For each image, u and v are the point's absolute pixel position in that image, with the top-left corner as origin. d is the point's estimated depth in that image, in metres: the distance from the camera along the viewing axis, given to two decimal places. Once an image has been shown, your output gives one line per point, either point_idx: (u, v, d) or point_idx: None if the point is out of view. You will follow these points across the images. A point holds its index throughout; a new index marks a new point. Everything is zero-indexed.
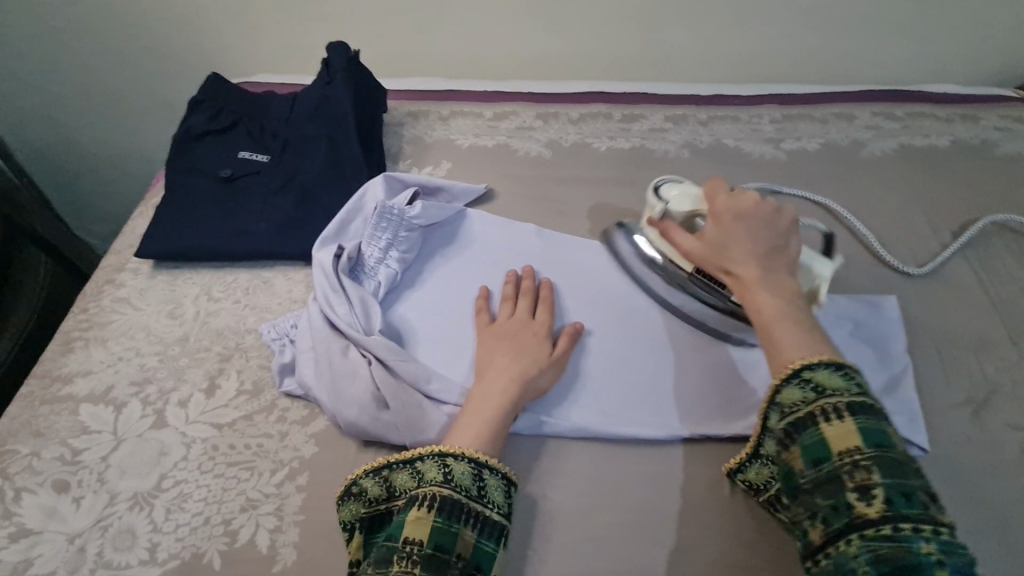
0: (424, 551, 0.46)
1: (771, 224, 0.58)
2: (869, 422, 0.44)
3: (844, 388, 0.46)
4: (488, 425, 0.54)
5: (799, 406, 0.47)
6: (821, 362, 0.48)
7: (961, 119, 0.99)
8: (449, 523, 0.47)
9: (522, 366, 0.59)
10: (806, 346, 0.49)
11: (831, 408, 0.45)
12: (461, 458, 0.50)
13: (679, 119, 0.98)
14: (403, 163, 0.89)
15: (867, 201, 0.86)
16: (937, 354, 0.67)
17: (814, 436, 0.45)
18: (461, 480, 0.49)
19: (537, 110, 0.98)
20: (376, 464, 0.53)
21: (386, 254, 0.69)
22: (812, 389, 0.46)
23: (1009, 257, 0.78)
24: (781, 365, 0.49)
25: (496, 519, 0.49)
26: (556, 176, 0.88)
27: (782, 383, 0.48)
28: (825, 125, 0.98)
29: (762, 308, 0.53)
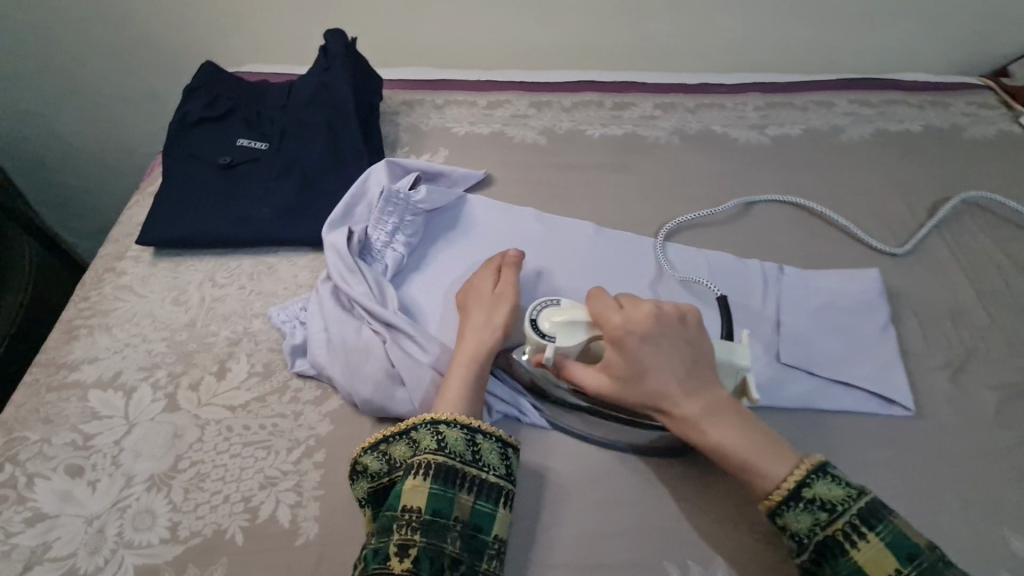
0: (423, 517, 0.48)
1: (674, 336, 0.54)
2: (889, 532, 0.47)
3: (846, 497, 0.48)
4: (463, 383, 0.55)
5: (817, 532, 0.48)
6: (812, 473, 0.49)
7: (931, 106, 1.04)
8: (446, 489, 0.49)
9: (474, 322, 0.60)
10: (778, 467, 0.50)
11: (849, 529, 0.47)
12: (453, 425, 0.52)
13: (668, 107, 1.01)
14: (400, 150, 0.89)
15: (848, 183, 0.90)
16: (918, 324, 0.71)
17: (848, 564, 0.47)
18: (454, 447, 0.51)
19: (531, 98, 1.00)
20: (373, 440, 0.53)
21: (392, 237, 0.70)
22: (822, 509, 0.48)
23: (979, 232, 0.83)
24: (764, 491, 0.50)
25: (494, 481, 0.51)
26: (553, 162, 0.90)
27: (785, 510, 0.49)
28: (806, 111, 1.02)
29: (725, 446, 0.51)
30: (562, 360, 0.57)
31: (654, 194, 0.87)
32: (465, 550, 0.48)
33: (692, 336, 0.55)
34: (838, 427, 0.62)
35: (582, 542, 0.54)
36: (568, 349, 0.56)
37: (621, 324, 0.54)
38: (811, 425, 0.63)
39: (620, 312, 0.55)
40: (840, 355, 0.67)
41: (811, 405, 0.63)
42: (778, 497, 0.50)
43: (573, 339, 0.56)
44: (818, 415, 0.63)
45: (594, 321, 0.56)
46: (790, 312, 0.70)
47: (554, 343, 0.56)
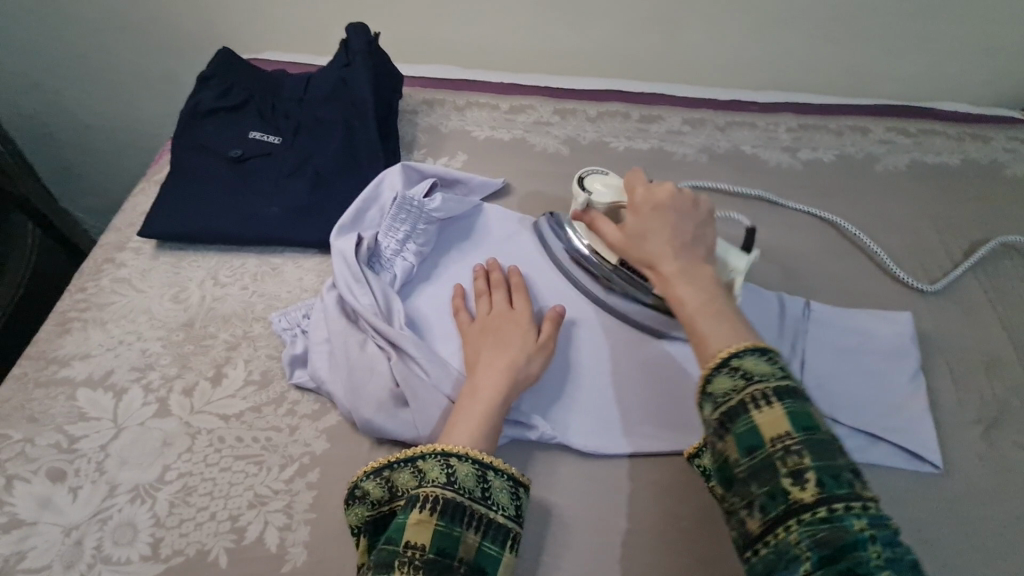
0: (426, 556, 0.44)
1: (682, 214, 0.59)
2: (797, 404, 0.42)
3: (771, 373, 0.44)
4: (486, 421, 0.52)
5: (730, 395, 0.44)
6: (747, 347, 0.46)
7: (971, 139, 1.00)
8: (452, 527, 0.46)
9: (509, 356, 0.58)
10: (734, 333, 0.48)
11: (760, 394, 0.43)
12: (463, 459, 0.49)
13: (697, 122, 0.97)
14: (417, 152, 0.86)
15: (882, 216, 0.86)
16: (949, 372, 0.68)
17: (746, 424, 0.42)
18: (465, 481, 0.48)
19: (555, 105, 0.97)
20: (376, 465, 0.51)
21: (403, 246, 0.67)
22: (741, 377, 0.44)
23: (1017, 277, 0.79)
24: (711, 355, 0.47)
25: (502, 522, 0.48)
26: (574, 174, 0.87)
27: (713, 372, 0.46)
28: (841, 136, 0.98)
29: (689, 303, 0.52)
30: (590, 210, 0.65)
31: None
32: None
33: (701, 221, 0.59)
34: None
35: None
36: (597, 202, 0.66)
37: (642, 189, 0.61)
38: None
39: (646, 185, 0.62)
40: (866, 402, 0.63)
41: None
42: (716, 362, 0.46)
43: (604, 196, 0.67)
44: None
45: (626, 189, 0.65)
46: (815, 353, 0.67)
47: (588, 194, 0.67)
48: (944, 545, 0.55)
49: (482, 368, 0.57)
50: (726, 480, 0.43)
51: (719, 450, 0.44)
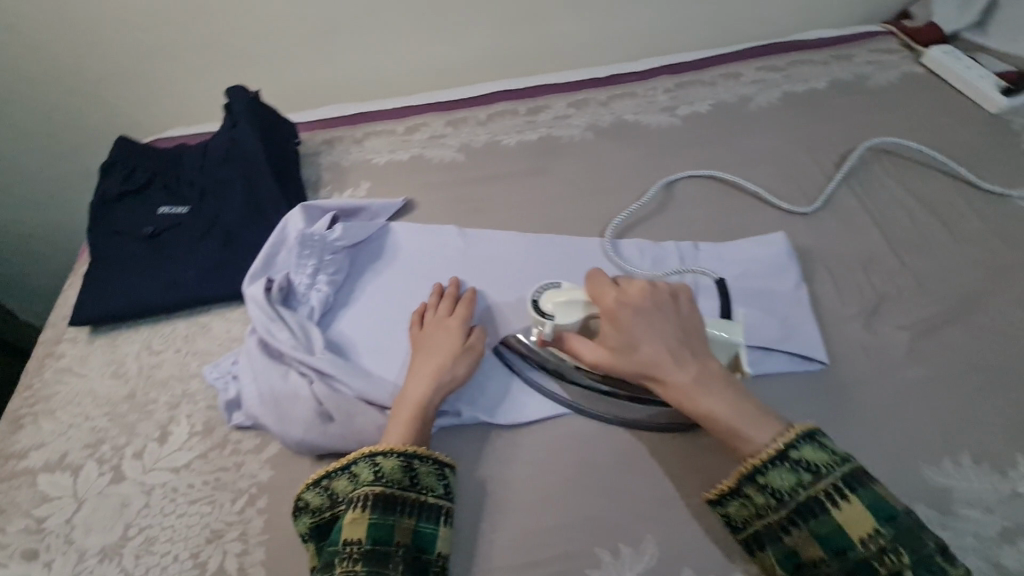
0: (363, 548, 0.50)
1: (668, 310, 0.60)
2: (868, 494, 0.49)
3: (831, 462, 0.51)
4: (414, 420, 0.58)
5: (798, 491, 0.51)
6: (799, 438, 0.52)
7: (836, 60, 1.07)
8: (385, 517, 0.52)
9: (438, 360, 0.62)
10: (767, 432, 0.54)
11: (833, 489, 0.50)
12: (389, 455, 0.55)
13: (581, 103, 1.04)
14: (323, 190, 0.92)
15: (760, 150, 0.93)
16: (830, 277, 0.74)
17: (827, 523, 0.49)
18: (392, 475, 0.54)
19: (447, 117, 1.03)
20: (316, 476, 0.56)
21: (314, 279, 0.72)
22: (806, 471, 0.51)
23: (886, 177, 0.85)
24: (750, 455, 0.53)
25: (433, 502, 0.54)
26: (471, 176, 0.92)
27: (771, 468, 0.52)
28: (715, 86, 1.04)
29: (717, 409, 0.55)
30: (562, 335, 0.62)
31: (576, 192, 0.89)
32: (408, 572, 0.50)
33: (684, 310, 0.61)
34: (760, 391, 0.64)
35: (521, 543, 0.56)
36: (565, 326, 0.62)
37: (614, 301, 0.60)
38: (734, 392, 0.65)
39: (615, 290, 0.61)
40: (759, 318, 0.68)
41: None
42: (764, 456, 0.53)
43: (570, 318, 0.62)
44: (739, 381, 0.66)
45: (591, 300, 0.62)
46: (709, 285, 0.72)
47: (553, 321, 0.62)
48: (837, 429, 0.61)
49: (413, 377, 0.62)
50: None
51: (799, 546, 0.50)
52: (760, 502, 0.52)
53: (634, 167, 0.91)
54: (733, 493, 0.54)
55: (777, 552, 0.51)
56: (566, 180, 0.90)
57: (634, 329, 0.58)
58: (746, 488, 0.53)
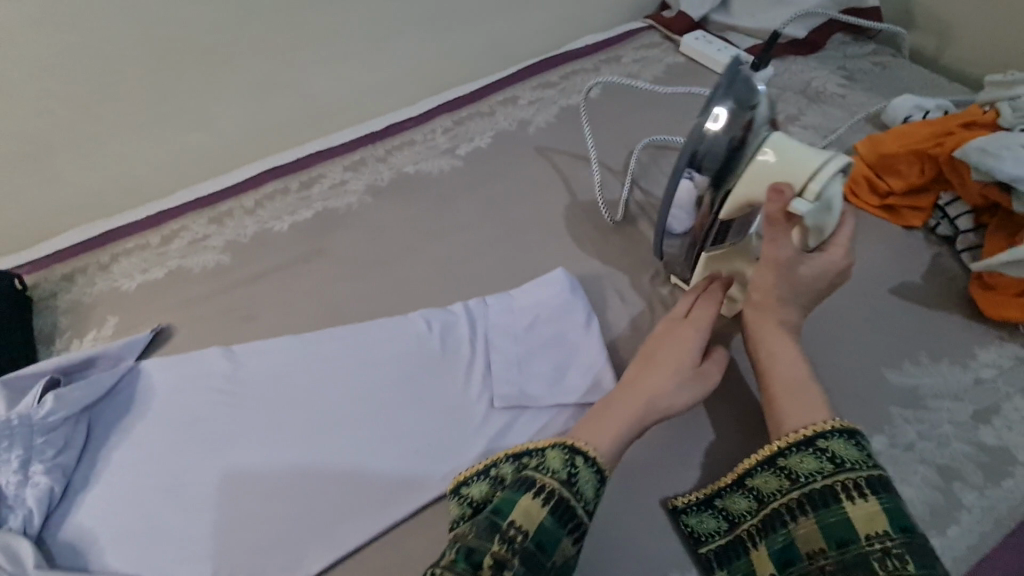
0: (524, 544, 0.47)
1: (826, 267, 0.59)
2: (889, 499, 0.47)
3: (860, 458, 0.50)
4: (620, 425, 0.56)
5: (816, 477, 0.51)
6: (836, 430, 0.52)
7: (605, 65, 1.07)
8: (557, 528, 0.48)
9: (671, 353, 0.61)
10: (806, 417, 0.54)
11: (852, 483, 0.49)
12: (588, 462, 0.52)
13: (358, 164, 0.96)
14: (60, 340, 0.77)
15: (543, 175, 0.88)
16: (616, 303, 0.71)
17: (836, 516, 0.48)
18: (585, 490, 0.51)
19: (210, 213, 0.91)
20: (516, 450, 0.56)
21: (25, 473, 0.59)
22: (830, 460, 0.50)
23: (661, 179, 0.84)
24: (795, 429, 0.54)
25: (583, 515, 0.50)
26: (240, 278, 0.81)
27: (801, 452, 0.52)
28: (494, 115, 1.00)
29: (790, 372, 0.57)
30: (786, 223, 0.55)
31: (356, 270, 0.80)
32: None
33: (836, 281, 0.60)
34: None
35: None
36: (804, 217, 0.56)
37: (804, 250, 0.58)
38: None
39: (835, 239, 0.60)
40: (553, 375, 0.65)
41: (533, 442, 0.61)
42: (794, 439, 0.53)
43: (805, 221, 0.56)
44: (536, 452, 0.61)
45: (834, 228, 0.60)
46: (500, 346, 0.68)
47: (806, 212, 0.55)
48: (633, 481, 0.60)
49: (650, 366, 0.60)
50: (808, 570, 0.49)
51: (804, 536, 0.50)
52: (774, 484, 0.53)
53: (417, 225, 0.84)
54: (704, 506, 0.57)
55: (783, 540, 0.51)
56: (346, 258, 0.82)
57: (788, 270, 0.58)
58: (765, 471, 0.54)
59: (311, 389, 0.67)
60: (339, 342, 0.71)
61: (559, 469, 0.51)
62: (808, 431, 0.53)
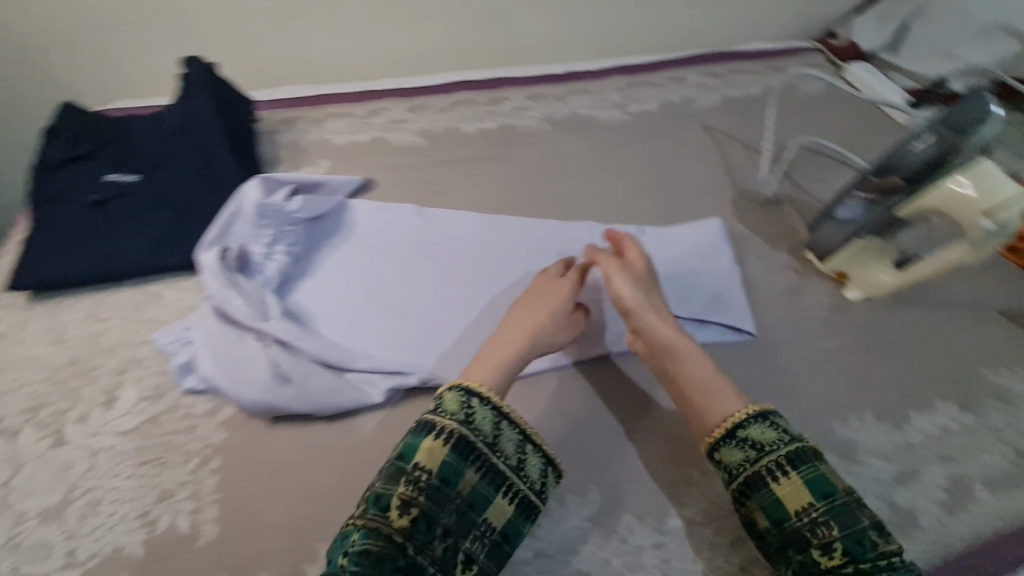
0: (434, 479, 0.50)
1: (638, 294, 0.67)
2: (808, 472, 0.52)
3: (776, 440, 0.55)
4: (501, 365, 0.59)
5: (745, 467, 0.54)
6: (750, 417, 0.56)
7: (770, 72, 1.17)
8: (460, 462, 0.51)
9: (536, 317, 0.64)
10: (721, 413, 0.58)
11: (775, 466, 0.53)
12: (485, 403, 0.55)
13: (538, 97, 1.08)
14: (280, 167, 0.92)
15: (702, 146, 0.99)
16: (761, 259, 0.81)
17: (769, 495, 0.53)
18: (483, 427, 0.53)
19: (407, 103, 1.05)
20: (451, 385, 0.56)
21: (271, 249, 0.73)
22: (752, 447, 0.55)
23: (810, 175, 0.94)
24: (715, 426, 0.57)
25: (480, 447, 0.52)
26: (431, 160, 0.95)
27: (725, 444, 0.56)
28: (662, 87, 1.11)
29: (692, 371, 0.61)
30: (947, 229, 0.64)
31: (530, 179, 0.93)
32: (456, 524, 0.50)
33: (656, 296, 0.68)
34: None
35: None
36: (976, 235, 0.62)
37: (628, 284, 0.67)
38: None
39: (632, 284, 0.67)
40: (694, 295, 0.76)
41: None
42: (718, 434, 0.57)
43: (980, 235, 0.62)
44: None
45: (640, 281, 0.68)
46: (652, 266, 0.79)
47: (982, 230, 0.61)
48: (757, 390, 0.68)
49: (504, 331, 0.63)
50: (765, 548, 0.53)
51: (748, 516, 0.54)
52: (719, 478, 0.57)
53: (587, 157, 0.96)
54: None
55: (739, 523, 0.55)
56: (522, 168, 0.94)
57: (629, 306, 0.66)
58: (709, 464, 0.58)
59: (491, 255, 0.80)
60: (518, 227, 0.84)
61: (456, 411, 0.53)
62: (723, 427, 0.57)
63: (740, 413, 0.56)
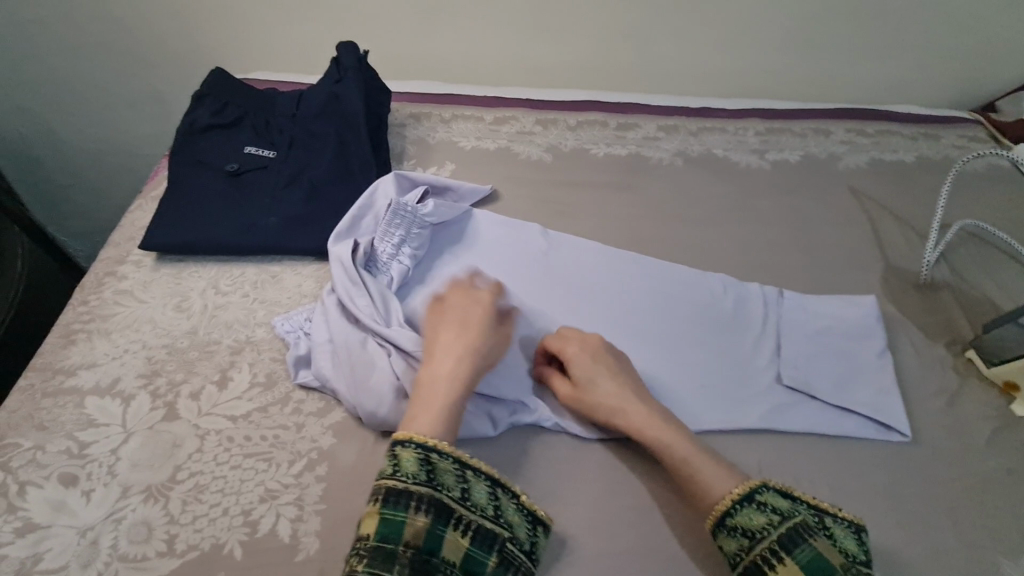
0: (371, 544, 0.45)
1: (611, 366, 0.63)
2: (804, 554, 0.48)
3: (767, 523, 0.51)
4: (445, 406, 0.53)
5: (740, 557, 0.51)
6: (737, 501, 0.52)
7: (924, 138, 1.06)
8: (396, 513, 0.46)
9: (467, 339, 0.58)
10: (727, 484, 0.54)
11: (768, 553, 0.49)
12: (409, 445, 0.50)
13: (671, 129, 1.02)
14: (406, 163, 0.90)
15: (846, 211, 0.92)
16: (911, 352, 0.73)
17: None
18: (409, 468, 0.48)
19: (536, 115, 1.01)
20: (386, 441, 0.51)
21: (398, 250, 0.70)
22: (743, 535, 0.51)
23: (973, 262, 0.84)
24: (711, 506, 0.53)
25: (410, 490, 0.47)
26: (556, 179, 0.91)
27: (716, 534, 0.52)
28: (805, 138, 1.04)
29: (674, 450, 0.57)
30: None
31: (660, 216, 0.87)
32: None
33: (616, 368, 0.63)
34: (834, 449, 0.64)
35: (590, 559, 0.54)
36: None
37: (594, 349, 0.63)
38: (808, 449, 0.64)
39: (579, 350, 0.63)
40: (839, 381, 0.69)
41: (815, 428, 0.65)
42: (710, 520, 0.53)
43: None
44: (814, 441, 0.65)
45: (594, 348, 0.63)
46: (791, 338, 0.72)
47: None
48: (904, 503, 0.61)
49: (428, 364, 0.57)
50: None
51: None
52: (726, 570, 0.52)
53: (721, 203, 0.91)
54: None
55: None
56: (652, 203, 0.89)
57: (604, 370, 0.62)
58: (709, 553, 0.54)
59: (616, 294, 0.75)
60: (647, 267, 0.78)
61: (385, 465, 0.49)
62: (715, 513, 0.53)
63: (726, 499, 0.52)
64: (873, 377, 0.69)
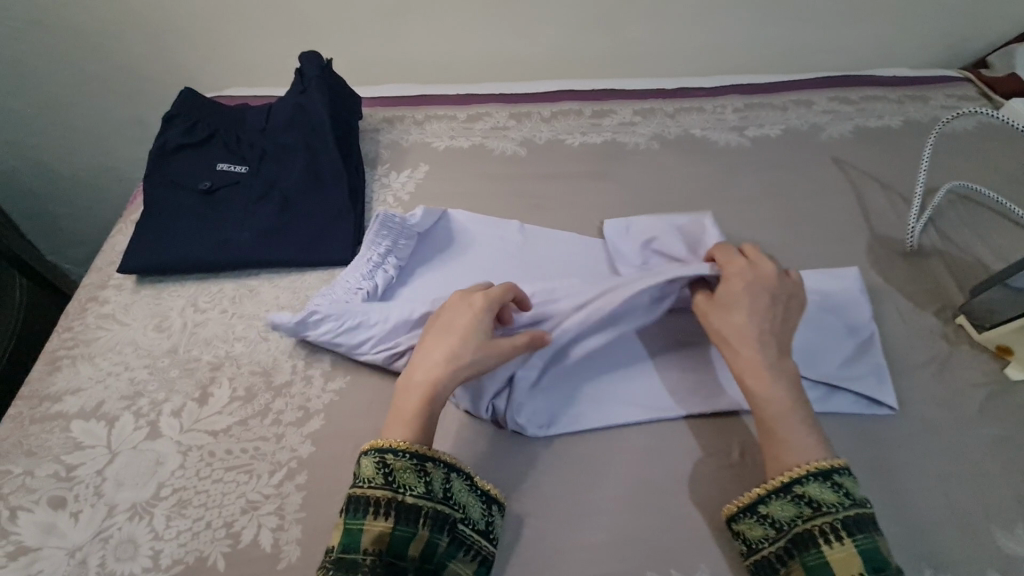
0: (333, 555, 0.47)
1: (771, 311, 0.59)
2: (865, 539, 0.47)
3: (837, 502, 0.49)
4: (421, 413, 0.52)
5: (796, 524, 0.49)
6: (811, 473, 0.50)
7: (911, 100, 1.03)
8: (356, 522, 0.47)
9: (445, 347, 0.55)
10: (798, 455, 0.52)
11: (828, 527, 0.48)
12: (368, 453, 0.50)
13: (648, 112, 1.01)
14: (380, 167, 0.90)
15: (829, 182, 0.90)
16: (899, 322, 0.72)
17: (817, 557, 0.48)
18: (365, 472, 0.49)
19: (510, 109, 1.01)
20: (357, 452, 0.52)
21: (384, 259, 0.70)
22: (807, 505, 0.49)
23: (963, 225, 0.82)
24: (784, 469, 0.51)
25: (366, 496, 0.48)
26: (531, 172, 0.90)
27: (774, 497, 0.51)
28: (786, 111, 1.01)
29: (767, 397, 0.54)
30: None
31: (637, 201, 0.86)
32: None
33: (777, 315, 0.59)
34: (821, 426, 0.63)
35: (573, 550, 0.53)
36: None
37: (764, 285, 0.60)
38: None
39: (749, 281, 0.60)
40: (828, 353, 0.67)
41: None
42: (771, 485, 0.51)
43: None
44: None
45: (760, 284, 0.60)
46: None
47: None
48: (894, 477, 0.59)
49: (406, 371, 0.56)
50: None
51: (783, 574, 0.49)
52: (756, 531, 0.51)
53: (699, 184, 0.89)
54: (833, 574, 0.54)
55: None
56: (629, 189, 0.88)
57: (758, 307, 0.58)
58: (742, 514, 0.52)
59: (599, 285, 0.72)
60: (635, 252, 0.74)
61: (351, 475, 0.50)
62: (784, 477, 0.51)
63: (799, 468, 0.51)
64: (862, 350, 0.68)
